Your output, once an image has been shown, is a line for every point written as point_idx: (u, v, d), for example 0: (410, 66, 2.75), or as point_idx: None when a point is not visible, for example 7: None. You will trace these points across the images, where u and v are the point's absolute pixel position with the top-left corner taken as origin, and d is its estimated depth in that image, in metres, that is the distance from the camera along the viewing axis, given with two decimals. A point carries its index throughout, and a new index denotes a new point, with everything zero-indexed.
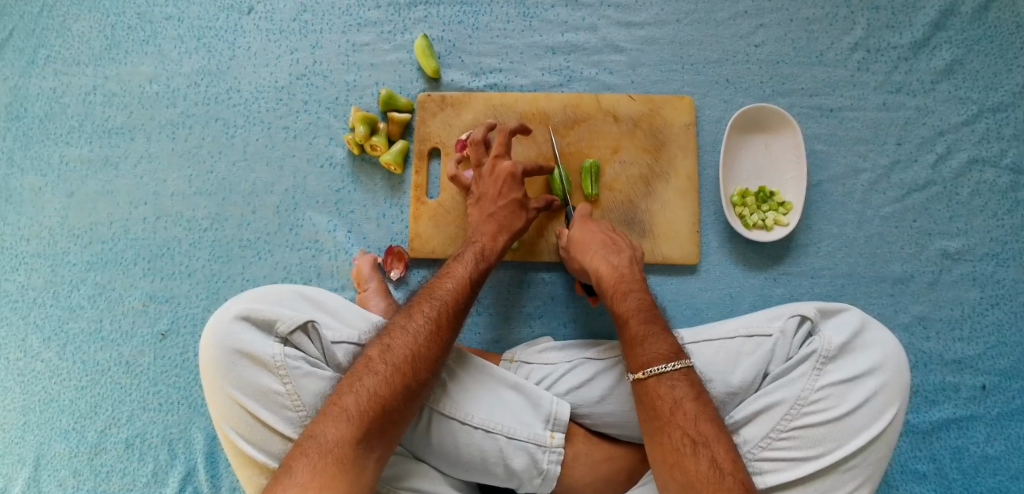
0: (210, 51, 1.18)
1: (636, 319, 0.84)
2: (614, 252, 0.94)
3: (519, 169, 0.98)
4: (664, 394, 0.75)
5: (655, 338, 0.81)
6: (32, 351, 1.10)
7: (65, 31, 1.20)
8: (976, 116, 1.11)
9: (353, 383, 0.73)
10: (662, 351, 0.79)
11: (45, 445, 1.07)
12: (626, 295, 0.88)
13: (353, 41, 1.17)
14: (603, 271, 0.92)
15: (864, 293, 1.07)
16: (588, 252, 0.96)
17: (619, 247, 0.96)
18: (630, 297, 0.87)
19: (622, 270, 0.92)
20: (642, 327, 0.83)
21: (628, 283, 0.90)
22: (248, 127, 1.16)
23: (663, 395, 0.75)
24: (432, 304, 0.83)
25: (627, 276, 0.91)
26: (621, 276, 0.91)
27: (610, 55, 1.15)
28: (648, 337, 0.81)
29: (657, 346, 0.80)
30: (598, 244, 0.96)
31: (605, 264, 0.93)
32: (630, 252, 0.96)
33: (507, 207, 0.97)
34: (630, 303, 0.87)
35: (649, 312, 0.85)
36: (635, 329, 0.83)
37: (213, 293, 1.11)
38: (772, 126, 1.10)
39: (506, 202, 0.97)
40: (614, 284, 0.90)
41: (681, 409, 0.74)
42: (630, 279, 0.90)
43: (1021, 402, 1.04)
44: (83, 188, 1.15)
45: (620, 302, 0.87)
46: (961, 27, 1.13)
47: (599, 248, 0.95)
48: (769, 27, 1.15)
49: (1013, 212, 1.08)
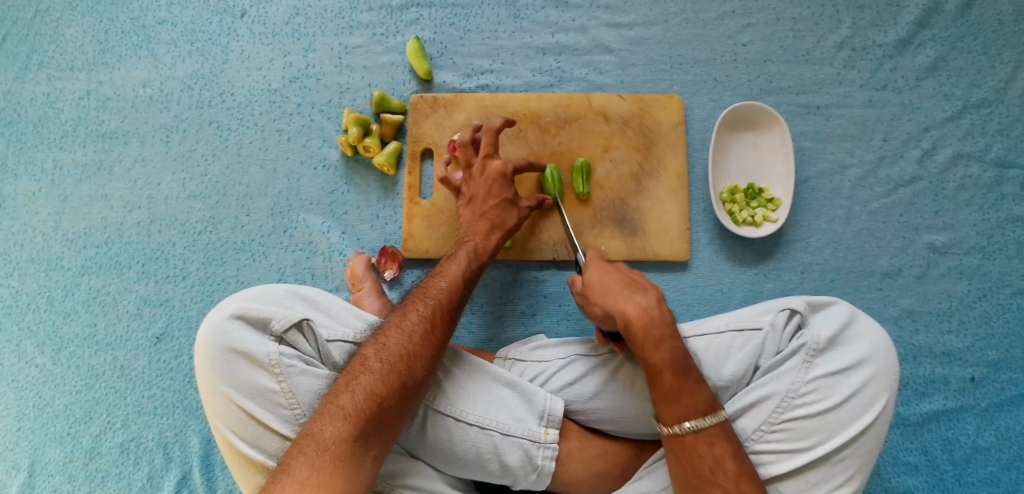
0: (204, 55, 1.19)
1: (673, 374, 0.77)
2: (639, 291, 0.83)
3: (509, 167, 0.98)
4: (704, 452, 0.75)
5: (692, 391, 0.77)
6: (27, 357, 1.10)
7: (58, 37, 1.20)
8: (961, 111, 1.13)
9: (350, 382, 0.74)
10: (699, 405, 0.76)
11: (40, 451, 1.07)
12: (658, 345, 0.78)
13: (346, 43, 1.18)
14: (631, 315, 0.80)
15: (854, 288, 1.09)
16: (607, 289, 0.84)
17: (641, 283, 0.85)
18: (664, 347, 0.78)
19: (652, 313, 0.80)
20: (678, 382, 0.77)
21: (661, 329, 0.79)
22: (242, 130, 1.16)
23: (703, 453, 0.75)
24: (426, 303, 0.83)
25: (659, 320, 0.80)
26: (650, 320, 0.80)
27: (599, 56, 1.16)
28: (685, 392, 0.76)
29: (694, 401, 0.76)
30: (619, 281, 0.85)
31: (634, 305, 0.81)
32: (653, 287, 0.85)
33: (496, 206, 0.97)
34: (665, 354, 0.78)
35: (684, 364, 0.78)
36: (672, 386, 0.77)
37: (208, 296, 1.11)
38: (760, 124, 1.12)
39: (495, 200, 0.98)
40: (646, 331, 0.79)
41: (722, 469, 0.74)
42: (661, 324, 0.80)
43: (1010, 393, 1.05)
44: (77, 193, 1.15)
45: (653, 352, 0.78)
46: (945, 25, 1.15)
47: (622, 285, 0.84)
48: (756, 27, 1.16)
49: (998, 206, 1.10)
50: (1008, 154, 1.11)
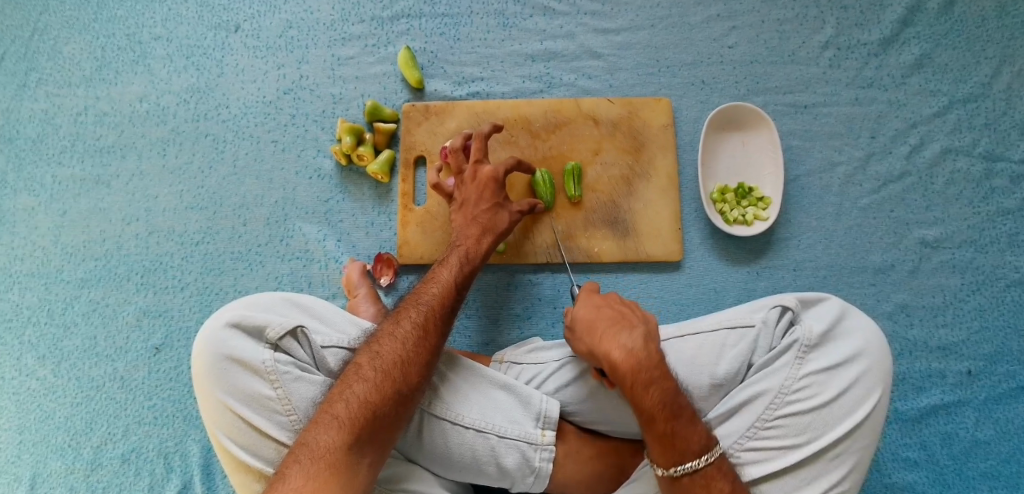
0: (199, 70, 1.21)
1: (664, 418, 0.76)
2: (628, 333, 0.83)
3: (501, 170, 0.99)
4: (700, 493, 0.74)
5: (686, 433, 0.76)
6: (27, 370, 1.11)
7: (56, 55, 1.22)
8: (947, 107, 1.14)
9: (343, 391, 0.75)
10: (693, 446, 0.75)
11: (41, 463, 1.07)
12: (647, 388, 0.78)
13: (338, 55, 1.20)
14: (618, 358, 0.80)
15: (847, 283, 1.09)
16: (596, 332, 0.85)
17: (631, 323, 0.85)
18: (653, 390, 0.77)
19: (641, 355, 0.80)
20: (670, 426, 0.76)
21: (648, 371, 0.79)
22: (237, 142, 1.18)
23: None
24: (419, 310, 0.84)
25: (646, 361, 0.79)
26: (639, 362, 0.79)
27: (588, 61, 1.18)
28: (678, 435, 0.75)
29: (688, 443, 0.75)
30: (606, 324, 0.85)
31: (620, 349, 0.81)
32: (643, 326, 0.85)
33: (488, 209, 0.98)
34: (654, 398, 0.77)
35: (676, 406, 0.77)
36: (664, 430, 0.76)
37: (206, 306, 1.12)
38: (748, 124, 1.13)
39: (487, 204, 0.99)
40: (633, 374, 0.79)
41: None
42: (649, 366, 0.79)
43: (1007, 386, 1.05)
44: (76, 207, 1.17)
45: (642, 397, 0.77)
46: (928, 22, 1.17)
47: (609, 328, 0.84)
48: (742, 29, 1.18)
49: (988, 200, 1.11)
50: (996, 148, 1.12)
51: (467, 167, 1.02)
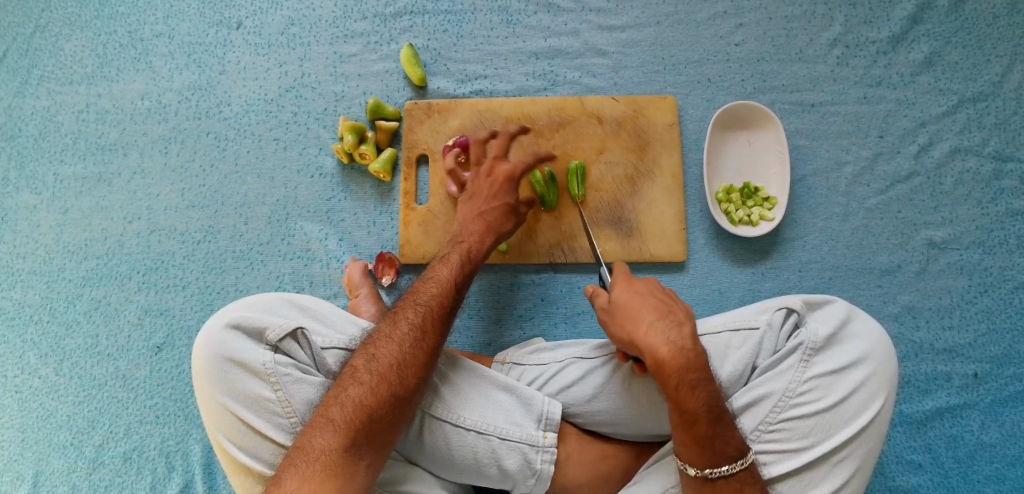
0: (201, 67, 1.20)
1: (707, 421, 0.74)
2: (674, 328, 0.80)
3: (518, 170, 0.99)
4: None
5: (725, 436, 0.75)
6: (30, 368, 1.11)
7: (57, 52, 1.22)
8: (957, 106, 1.12)
9: (338, 394, 0.74)
10: (732, 450, 0.74)
11: (44, 461, 1.07)
12: (693, 389, 0.75)
13: (341, 52, 1.19)
14: (667, 354, 0.77)
15: (853, 285, 1.08)
16: (641, 323, 0.81)
17: (676, 316, 0.82)
18: (699, 392, 0.75)
19: (688, 353, 0.77)
20: (712, 430, 0.74)
21: (695, 372, 0.76)
22: (239, 140, 1.17)
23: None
24: (417, 310, 0.83)
25: (694, 362, 0.77)
26: (688, 361, 0.77)
27: (592, 59, 1.17)
28: (718, 439, 0.74)
29: (727, 447, 0.74)
30: (653, 316, 0.81)
31: (668, 346, 0.78)
32: (687, 322, 0.82)
33: (496, 208, 0.98)
34: (700, 401, 0.75)
35: (718, 409, 0.75)
36: (705, 433, 0.74)
37: (208, 305, 1.12)
38: (754, 123, 1.12)
39: (497, 202, 0.98)
40: (681, 374, 0.76)
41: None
42: (697, 366, 0.77)
43: (1014, 389, 1.04)
44: (78, 205, 1.17)
45: (687, 398, 0.75)
46: (939, 20, 1.15)
47: (656, 321, 0.81)
48: (749, 26, 1.17)
49: (997, 200, 1.09)
50: (1006, 148, 1.11)
51: (485, 161, 1.02)
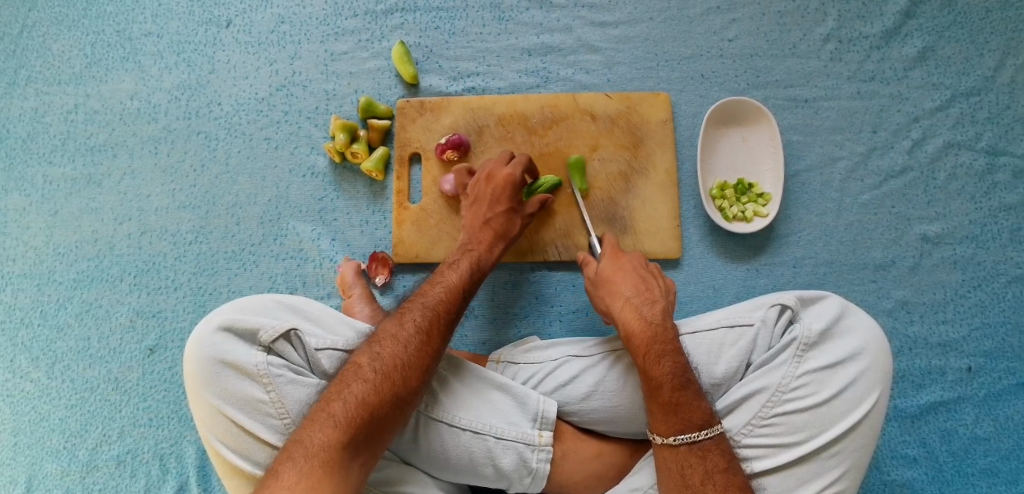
0: (190, 66, 1.19)
1: (671, 387, 0.78)
2: (648, 304, 0.87)
3: (518, 174, 1.00)
4: (696, 463, 0.74)
5: (690, 405, 0.77)
6: (21, 372, 1.10)
7: (44, 52, 1.20)
8: (950, 101, 1.12)
9: (341, 390, 0.74)
10: (697, 419, 0.76)
11: (37, 465, 1.07)
12: (659, 359, 0.80)
13: (332, 50, 1.18)
14: (635, 327, 0.84)
15: (847, 280, 1.08)
16: (618, 297, 0.89)
17: (653, 294, 0.89)
18: (665, 361, 0.80)
19: (655, 326, 0.84)
20: (676, 397, 0.77)
21: (662, 344, 0.82)
22: (230, 139, 1.16)
23: (694, 464, 0.74)
24: (423, 312, 0.83)
25: (661, 334, 0.83)
26: (654, 334, 0.83)
27: (585, 55, 1.16)
28: (683, 406, 0.76)
29: (691, 414, 0.76)
30: (630, 292, 0.89)
31: (639, 320, 0.85)
32: (664, 300, 0.88)
33: (502, 214, 0.98)
34: (664, 369, 0.79)
35: (684, 378, 0.78)
36: (669, 399, 0.77)
37: (200, 307, 1.11)
38: (747, 118, 1.11)
39: (501, 209, 0.99)
40: (647, 344, 0.82)
41: (712, 482, 0.72)
42: (664, 339, 0.82)
43: (1008, 382, 1.04)
44: (68, 207, 1.16)
45: (653, 367, 0.80)
46: (932, 14, 1.15)
47: (632, 297, 0.88)
48: (742, 22, 1.16)
49: (990, 195, 1.09)
50: (999, 142, 1.11)
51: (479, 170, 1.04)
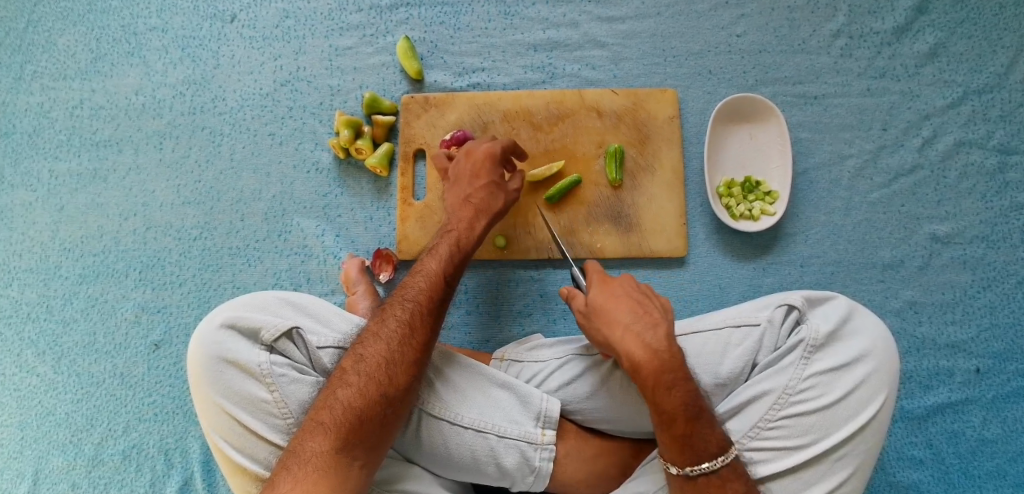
0: (195, 61, 1.19)
1: (685, 419, 0.74)
2: (648, 328, 0.80)
3: (497, 150, 0.99)
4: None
5: (704, 434, 0.74)
6: (28, 367, 1.11)
7: (50, 47, 1.20)
8: (962, 98, 1.10)
9: (328, 397, 0.74)
10: (712, 447, 0.74)
11: (44, 459, 1.08)
12: (670, 390, 0.76)
13: (336, 45, 1.17)
14: (641, 357, 0.78)
15: (854, 280, 1.07)
16: (615, 326, 0.81)
17: (652, 316, 0.82)
18: (676, 392, 0.75)
19: (661, 353, 0.78)
20: (690, 429, 0.74)
21: (671, 373, 0.77)
22: (234, 135, 1.16)
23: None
24: (404, 307, 0.82)
25: (669, 363, 0.77)
26: (662, 362, 0.77)
27: (591, 50, 1.15)
28: (697, 436, 0.74)
29: (706, 445, 0.74)
30: (627, 318, 0.81)
31: (643, 349, 0.78)
32: (663, 321, 0.82)
33: (483, 187, 0.97)
34: (677, 400, 0.75)
35: (696, 407, 0.75)
36: (684, 431, 0.74)
37: (204, 302, 1.11)
38: (755, 116, 1.10)
39: (483, 181, 0.98)
40: (656, 376, 0.76)
41: None
42: (672, 367, 0.77)
43: (1016, 384, 1.03)
44: (73, 202, 1.16)
45: (664, 399, 0.75)
46: (944, 10, 1.13)
47: (632, 323, 0.81)
48: (751, 17, 1.15)
49: (1001, 194, 1.08)
50: (1011, 140, 1.09)
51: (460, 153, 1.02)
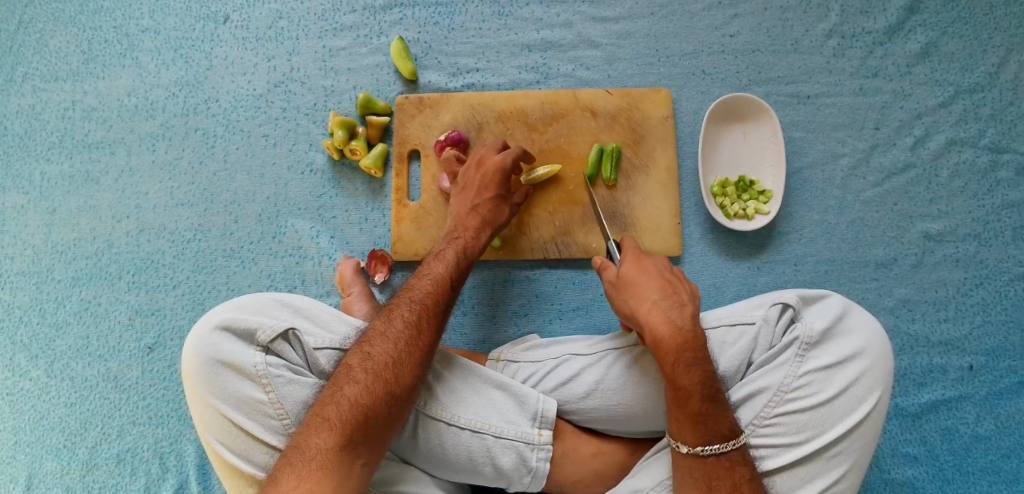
0: (188, 62, 1.18)
1: (701, 398, 0.76)
2: (677, 307, 0.82)
3: (507, 162, 0.99)
4: (723, 475, 0.74)
5: (718, 415, 0.75)
6: (21, 370, 1.10)
7: (41, 48, 1.19)
8: (953, 97, 1.11)
9: (334, 393, 0.73)
10: (724, 430, 0.75)
11: (37, 463, 1.07)
12: (689, 368, 0.77)
13: (330, 46, 1.17)
14: (664, 333, 0.79)
15: (849, 278, 1.07)
16: (643, 301, 0.83)
17: (681, 297, 0.84)
18: (695, 371, 0.77)
19: (685, 331, 0.79)
20: (704, 407, 0.75)
21: (693, 352, 0.78)
22: (228, 136, 1.16)
23: (721, 476, 0.74)
24: (412, 307, 0.82)
25: (692, 342, 0.79)
26: (685, 340, 0.79)
27: (586, 50, 1.15)
28: (711, 416, 0.75)
29: (718, 426, 0.75)
30: (657, 294, 0.83)
31: (667, 324, 0.80)
32: (691, 303, 0.83)
33: (490, 201, 0.98)
34: (694, 378, 0.76)
35: (713, 389, 0.76)
36: (699, 410, 0.75)
37: (198, 305, 1.11)
38: (749, 115, 1.11)
39: (489, 194, 0.98)
40: (677, 351, 0.78)
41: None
42: (693, 347, 0.78)
43: (1009, 381, 1.04)
44: (66, 205, 1.15)
45: (682, 376, 0.76)
46: (935, 10, 1.14)
47: (660, 300, 0.83)
48: (744, 17, 1.15)
49: (993, 192, 1.09)
50: (1002, 139, 1.10)
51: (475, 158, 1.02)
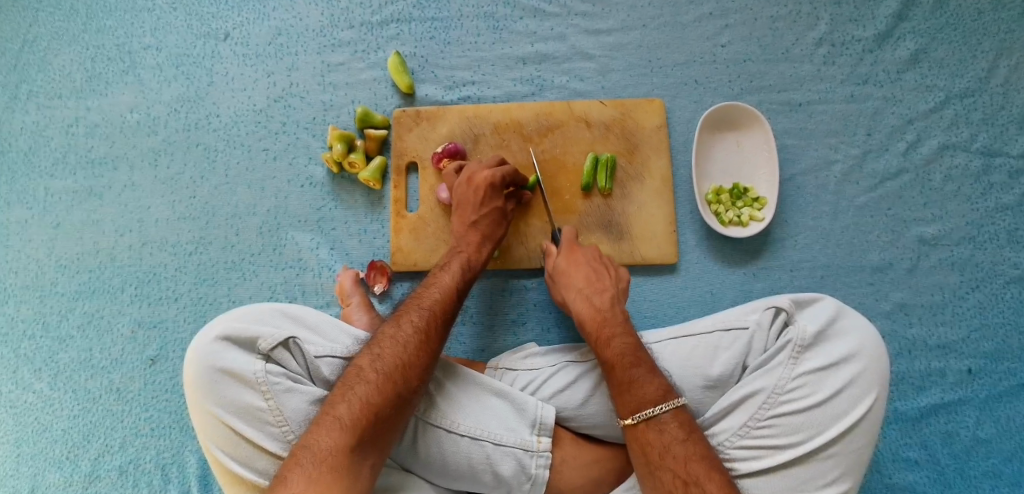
0: (189, 79, 1.20)
1: (623, 366, 0.83)
2: (597, 292, 0.94)
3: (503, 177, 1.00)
4: (654, 438, 0.77)
5: (641, 379, 0.81)
6: (24, 383, 1.11)
7: (46, 66, 1.22)
8: (944, 102, 1.12)
9: (345, 392, 0.75)
10: (650, 396, 0.79)
11: (40, 476, 1.08)
12: (609, 341, 0.86)
13: (328, 61, 1.19)
14: (587, 317, 0.91)
15: (844, 283, 1.08)
16: (571, 289, 0.96)
17: (603, 284, 0.95)
18: (614, 343, 0.86)
19: (602, 312, 0.91)
20: (628, 374, 0.82)
21: (611, 328, 0.88)
22: (228, 151, 1.18)
23: (653, 439, 0.77)
24: (421, 313, 0.85)
25: (609, 320, 0.90)
26: (603, 319, 0.90)
27: (579, 63, 1.17)
28: (636, 383, 0.80)
29: (645, 391, 0.79)
30: (580, 283, 0.95)
31: (589, 307, 0.92)
32: (612, 289, 0.95)
33: (491, 215, 1.00)
34: (615, 349, 0.85)
35: (634, 355, 0.84)
36: (623, 377, 0.82)
37: (201, 317, 1.12)
38: (741, 123, 1.12)
39: (490, 209, 1.00)
40: (597, 329, 0.89)
41: (670, 453, 0.75)
42: (611, 323, 0.89)
43: (1008, 383, 1.04)
44: (69, 219, 1.17)
45: (604, 349, 0.86)
46: (924, 17, 1.15)
47: (582, 287, 0.95)
48: (735, 27, 1.17)
49: (986, 195, 1.10)
50: (994, 143, 1.11)
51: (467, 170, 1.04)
